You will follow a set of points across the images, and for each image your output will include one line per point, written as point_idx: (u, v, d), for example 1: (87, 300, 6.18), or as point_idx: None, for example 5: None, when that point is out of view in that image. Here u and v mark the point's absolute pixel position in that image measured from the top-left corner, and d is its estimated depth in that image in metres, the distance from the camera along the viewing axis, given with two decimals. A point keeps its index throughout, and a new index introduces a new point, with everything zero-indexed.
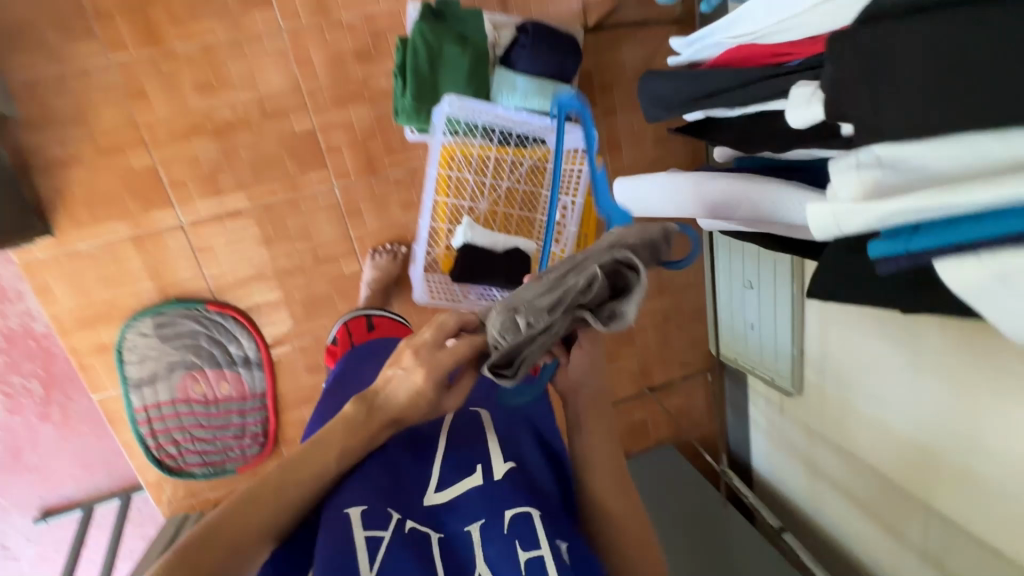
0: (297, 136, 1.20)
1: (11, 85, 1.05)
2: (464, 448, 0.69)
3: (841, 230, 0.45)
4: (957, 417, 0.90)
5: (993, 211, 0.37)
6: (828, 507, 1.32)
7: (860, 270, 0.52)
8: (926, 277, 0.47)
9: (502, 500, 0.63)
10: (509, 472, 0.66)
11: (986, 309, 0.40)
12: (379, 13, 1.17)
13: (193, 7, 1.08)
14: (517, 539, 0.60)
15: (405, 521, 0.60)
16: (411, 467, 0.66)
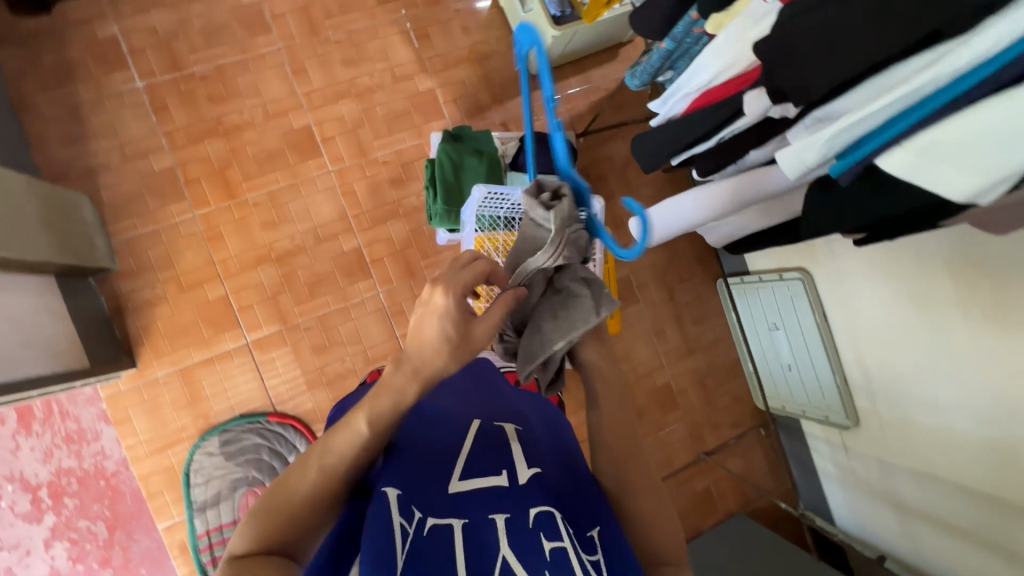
0: (345, 253, 1.39)
1: (117, 244, 1.29)
2: (492, 447, 0.60)
3: (805, 164, 0.59)
4: (1015, 390, 0.93)
5: (899, 113, 0.51)
6: (927, 551, 1.17)
7: (838, 202, 0.60)
8: (886, 187, 0.55)
9: (526, 498, 0.55)
10: (533, 476, 0.58)
11: (924, 179, 0.50)
12: (407, 149, 1.44)
13: (262, 166, 1.37)
14: (541, 533, 0.52)
15: (427, 515, 0.52)
16: (441, 453, 0.58)
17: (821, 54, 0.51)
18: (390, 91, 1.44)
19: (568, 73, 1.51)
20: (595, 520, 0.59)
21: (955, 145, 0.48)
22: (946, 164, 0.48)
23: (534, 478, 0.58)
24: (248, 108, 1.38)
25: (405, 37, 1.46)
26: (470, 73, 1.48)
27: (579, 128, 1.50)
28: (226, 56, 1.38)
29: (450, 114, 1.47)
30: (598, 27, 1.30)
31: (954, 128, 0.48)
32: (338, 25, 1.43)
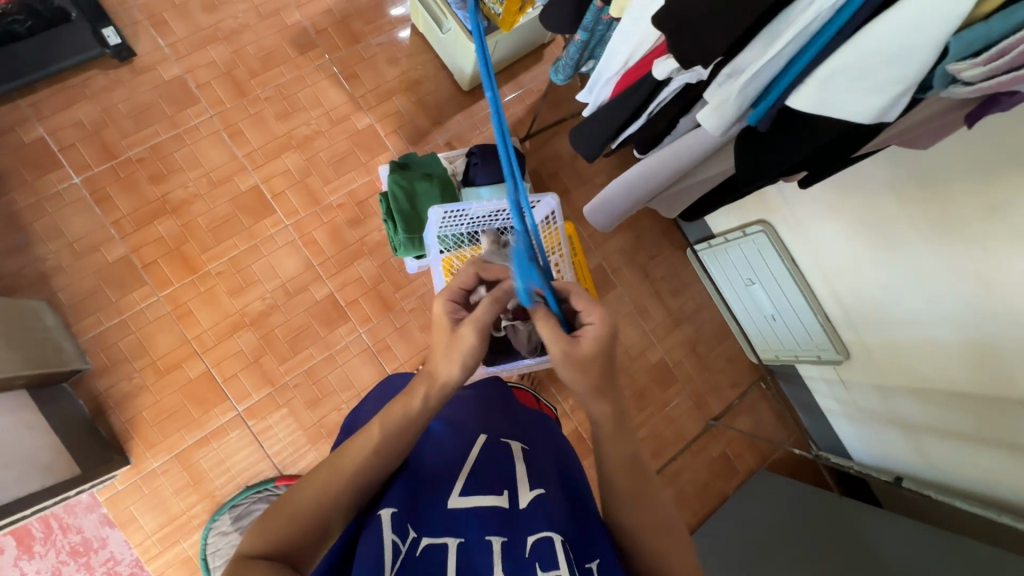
0: (319, 302, 1.38)
1: (85, 343, 1.27)
2: (496, 463, 0.61)
3: (725, 119, 0.61)
4: (982, 292, 0.97)
5: (797, 54, 0.54)
6: (942, 462, 1.21)
7: (763, 147, 0.63)
8: (803, 123, 0.58)
9: (525, 524, 0.54)
10: (537, 498, 0.57)
11: (834, 110, 0.53)
12: (358, 188, 1.44)
13: (218, 234, 1.36)
14: (537, 563, 0.50)
15: (422, 534, 0.53)
16: (442, 470, 0.59)
17: (713, 21, 0.53)
18: (330, 135, 1.45)
19: (499, 82, 1.54)
20: (594, 553, 0.55)
21: (850, 71, 0.51)
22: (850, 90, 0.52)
23: (535, 499, 0.57)
24: (191, 181, 1.37)
25: (334, 80, 1.48)
26: (404, 101, 1.50)
27: (522, 132, 1.53)
28: (159, 135, 1.37)
29: (394, 145, 1.48)
30: (517, 34, 1.34)
31: (845, 55, 0.50)
32: (265, 81, 1.44)
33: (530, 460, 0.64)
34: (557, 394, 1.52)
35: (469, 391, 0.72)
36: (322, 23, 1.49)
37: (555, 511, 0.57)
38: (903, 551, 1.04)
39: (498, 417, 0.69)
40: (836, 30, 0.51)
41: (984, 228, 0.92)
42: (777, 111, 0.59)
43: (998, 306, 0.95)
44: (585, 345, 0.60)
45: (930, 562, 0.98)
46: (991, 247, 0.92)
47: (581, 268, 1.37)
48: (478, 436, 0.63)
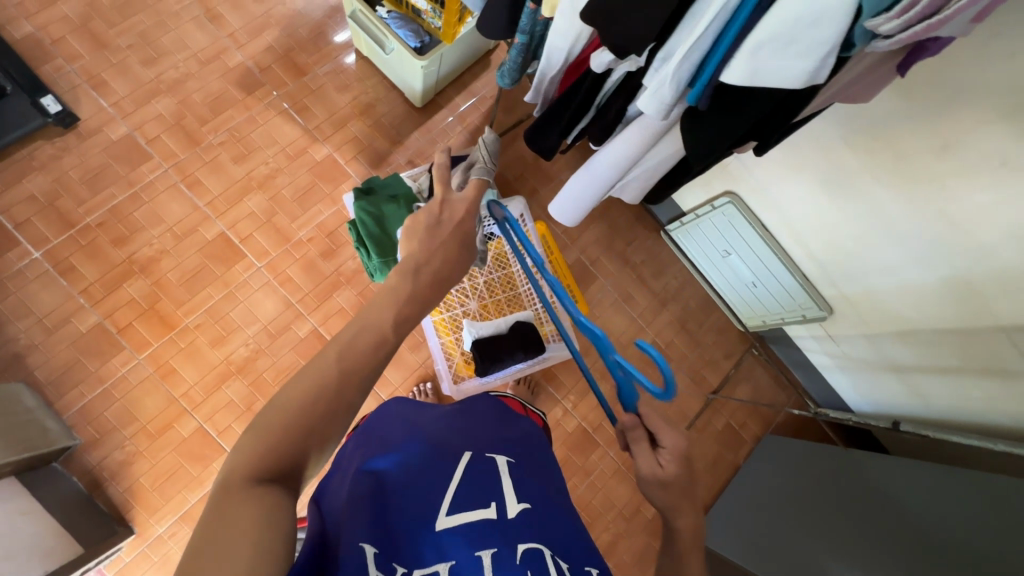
0: (304, 338, 1.36)
1: (70, 419, 1.23)
2: (483, 477, 0.59)
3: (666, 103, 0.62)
4: (948, 230, 1.00)
5: (724, 31, 0.54)
6: (938, 398, 1.24)
7: (708, 123, 0.63)
8: (742, 96, 0.59)
9: (514, 532, 0.54)
10: (523, 510, 0.57)
11: (768, 80, 0.54)
12: (327, 219, 1.44)
13: (191, 287, 1.34)
14: (530, 570, 0.51)
15: (411, 566, 0.49)
16: (426, 484, 0.56)
17: (641, 11, 0.54)
18: (291, 171, 1.44)
19: (451, 94, 1.55)
20: (591, 559, 0.57)
21: (779, 38, 0.51)
22: (779, 59, 0.52)
23: (522, 510, 0.57)
24: (156, 238, 1.35)
25: (286, 115, 1.47)
26: (360, 125, 1.50)
27: (482, 140, 1.53)
28: (116, 196, 1.35)
29: (356, 171, 1.47)
30: (460, 45, 1.34)
31: (770, 23, 0.51)
32: (216, 127, 1.43)
33: (518, 472, 0.62)
34: (556, 393, 1.53)
35: (450, 407, 0.72)
36: (265, 60, 1.48)
37: (543, 522, 0.57)
38: (922, 492, 1.05)
39: (477, 431, 0.67)
40: (756, 3, 0.52)
41: (944, 169, 0.94)
42: (715, 89, 0.60)
43: (964, 241, 0.99)
44: (667, 468, 0.62)
45: (949, 501, 0.99)
46: (949, 184, 0.95)
47: (559, 264, 1.37)
48: (464, 451, 0.61)
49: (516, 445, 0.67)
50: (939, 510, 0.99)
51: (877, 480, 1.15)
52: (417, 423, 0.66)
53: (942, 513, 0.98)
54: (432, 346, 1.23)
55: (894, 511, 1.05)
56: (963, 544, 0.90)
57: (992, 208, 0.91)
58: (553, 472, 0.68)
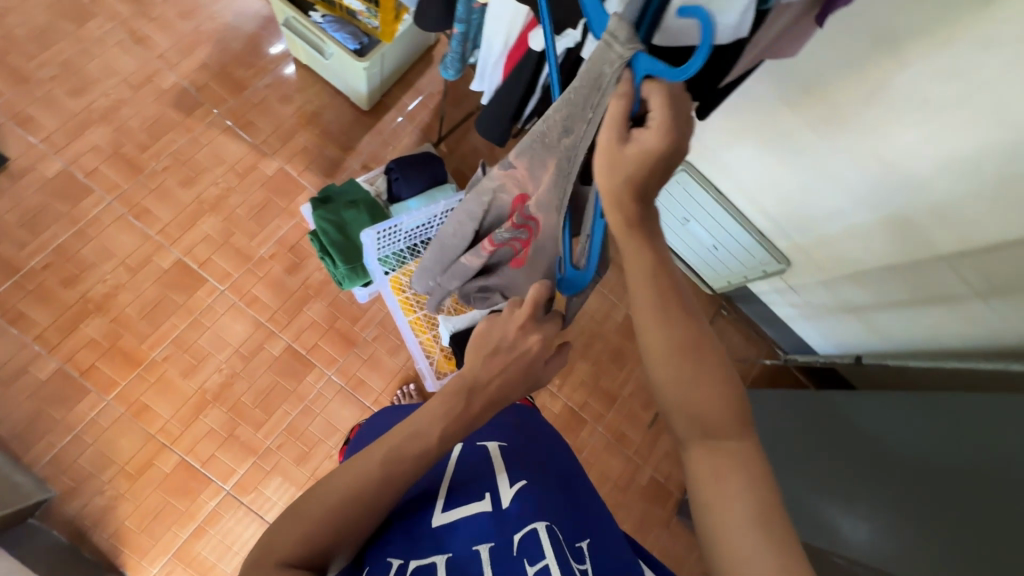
0: (279, 356, 1.34)
1: (43, 471, 1.18)
2: (472, 472, 0.61)
3: None
4: (882, 171, 1.06)
5: None
6: (894, 330, 1.31)
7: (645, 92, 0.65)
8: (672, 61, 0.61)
9: (507, 519, 0.55)
10: (517, 493, 0.58)
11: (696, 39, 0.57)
12: (286, 233, 1.41)
13: (153, 320, 1.30)
14: (524, 557, 0.52)
15: (409, 558, 0.52)
16: (423, 485, 0.60)
17: None
18: (243, 189, 1.41)
19: (397, 94, 1.54)
20: (583, 533, 0.58)
21: None
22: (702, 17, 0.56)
23: (516, 494, 0.58)
24: (109, 274, 1.30)
25: (230, 133, 1.43)
26: (308, 135, 1.47)
27: (434, 136, 1.53)
28: (59, 236, 1.29)
29: (310, 181, 1.45)
30: (400, 42, 1.34)
31: None
32: (158, 153, 1.38)
33: (510, 459, 0.64)
34: None
35: None
36: (201, 79, 1.44)
37: (539, 503, 0.58)
38: (895, 421, 1.10)
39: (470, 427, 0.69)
40: None
41: (876, 113, 0.99)
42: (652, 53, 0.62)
43: (899, 179, 1.05)
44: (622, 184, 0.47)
45: (915, 422, 1.06)
46: (878, 127, 1.01)
47: None
48: (453, 450, 0.64)
49: (509, 437, 0.69)
50: (911, 436, 1.05)
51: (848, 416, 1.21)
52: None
53: (909, 436, 1.05)
54: (410, 346, 1.22)
55: (873, 439, 1.11)
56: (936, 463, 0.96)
57: (919, 144, 0.98)
58: (551, 454, 0.70)
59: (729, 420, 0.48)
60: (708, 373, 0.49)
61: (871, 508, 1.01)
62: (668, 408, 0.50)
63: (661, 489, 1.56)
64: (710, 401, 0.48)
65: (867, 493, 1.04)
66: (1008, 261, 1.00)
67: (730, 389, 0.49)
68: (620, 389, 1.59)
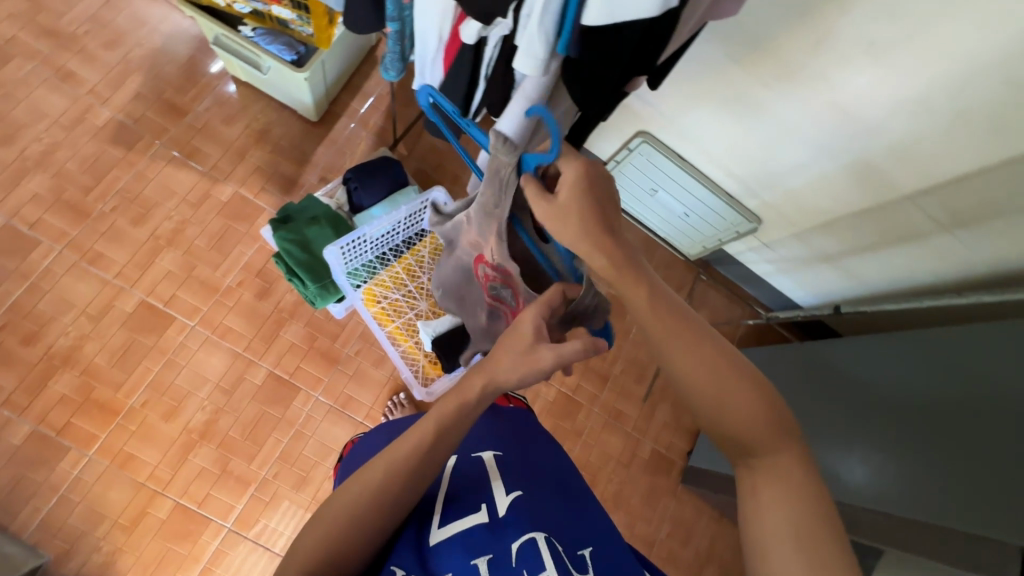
0: (262, 384, 1.31)
1: (33, 537, 1.15)
2: (469, 482, 0.61)
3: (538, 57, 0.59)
4: (838, 119, 1.06)
5: None
6: (869, 274, 1.33)
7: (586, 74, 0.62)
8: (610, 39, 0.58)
9: (506, 531, 0.55)
10: (513, 502, 0.58)
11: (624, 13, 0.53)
12: (251, 258, 1.37)
13: (125, 366, 1.25)
14: (525, 569, 0.52)
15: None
16: (420, 498, 0.60)
17: None
18: (199, 219, 1.36)
19: (346, 100, 1.49)
20: (584, 540, 0.59)
21: None
22: None
23: (512, 503, 0.58)
24: (70, 325, 1.25)
25: (176, 163, 1.37)
26: (259, 154, 1.42)
27: (390, 139, 1.49)
28: (11, 294, 1.23)
29: (268, 202, 1.40)
30: (339, 47, 1.29)
31: None
32: (103, 193, 1.32)
33: (506, 465, 0.64)
34: None
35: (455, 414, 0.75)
36: (137, 110, 1.38)
37: (535, 511, 0.58)
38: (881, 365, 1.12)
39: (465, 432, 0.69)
40: None
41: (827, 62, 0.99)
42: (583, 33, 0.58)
43: (855, 125, 1.05)
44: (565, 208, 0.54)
45: (902, 361, 1.08)
46: (829, 76, 1.00)
47: None
48: (448, 460, 0.63)
49: (502, 440, 0.69)
50: (899, 376, 1.06)
51: (834, 364, 1.23)
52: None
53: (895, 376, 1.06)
54: (390, 356, 1.20)
55: (863, 385, 1.13)
56: (926, 399, 0.98)
57: (871, 88, 0.98)
58: (547, 454, 0.71)
59: (767, 437, 0.53)
60: (744, 394, 0.54)
61: (866, 452, 1.03)
62: (714, 435, 0.56)
63: (664, 460, 1.58)
64: (748, 418, 0.54)
65: (861, 437, 1.05)
66: (971, 191, 1.02)
67: (767, 405, 0.54)
68: (611, 367, 1.59)
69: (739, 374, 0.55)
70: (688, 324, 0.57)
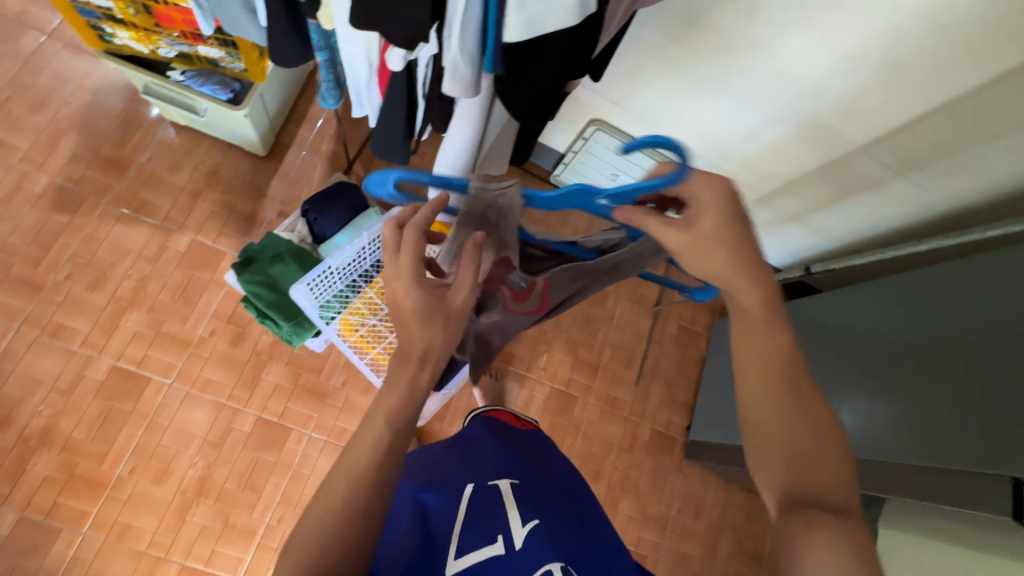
0: (251, 431, 1.29)
1: None
2: (485, 511, 0.64)
3: (464, 81, 0.56)
4: (783, 84, 1.07)
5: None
6: (835, 227, 1.36)
7: (521, 87, 0.60)
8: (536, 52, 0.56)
9: (523, 562, 0.60)
10: (528, 533, 0.63)
11: (543, 29, 0.51)
12: (219, 305, 1.33)
13: (106, 436, 1.22)
14: None
15: None
16: (440, 517, 0.61)
17: None
18: (159, 273, 1.32)
19: (293, 129, 1.46)
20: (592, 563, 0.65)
21: None
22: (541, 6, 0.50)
23: (527, 534, 0.63)
24: (41, 403, 1.20)
25: (126, 220, 1.33)
26: (212, 197, 1.38)
27: (344, 163, 1.46)
28: None
29: (229, 245, 1.37)
30: (276, 77, 1.25)
31: None
32: (54, 262, 1.27)
33: (519, 497, 0.68)
34: (521, 370, 1.54)
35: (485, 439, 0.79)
36: (76, 171, 1.33)
37: (548, 540, 0.63)
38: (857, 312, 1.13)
39: (484, 463, 0.73)
40: None
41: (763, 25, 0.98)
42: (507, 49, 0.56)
43: (800, 87, 1.06)
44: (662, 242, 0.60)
45: None
46: (767, 43, 1.01)
47: None
48: (469, 486, 0.66)
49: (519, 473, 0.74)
50: (876, 318, 1.07)
51: (815, 316, 1.24)
52: (451, 453, 0.74)
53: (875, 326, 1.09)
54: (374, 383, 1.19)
55: (846, 331, 1.13)
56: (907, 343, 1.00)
57: (809, 48, 0.99)
58: (555, 485, 0.76)
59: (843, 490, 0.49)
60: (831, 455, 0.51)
61: (858, 399, 1.03)
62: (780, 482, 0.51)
63: (665, 439, 1.59)
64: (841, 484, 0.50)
65: (852, 384, 1.06)
66: (920, 133, 1.03)
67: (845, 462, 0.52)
68: (600, 356, 1.60)
69: (842, 445, 0.52)
70: (794, 376, 0.55)
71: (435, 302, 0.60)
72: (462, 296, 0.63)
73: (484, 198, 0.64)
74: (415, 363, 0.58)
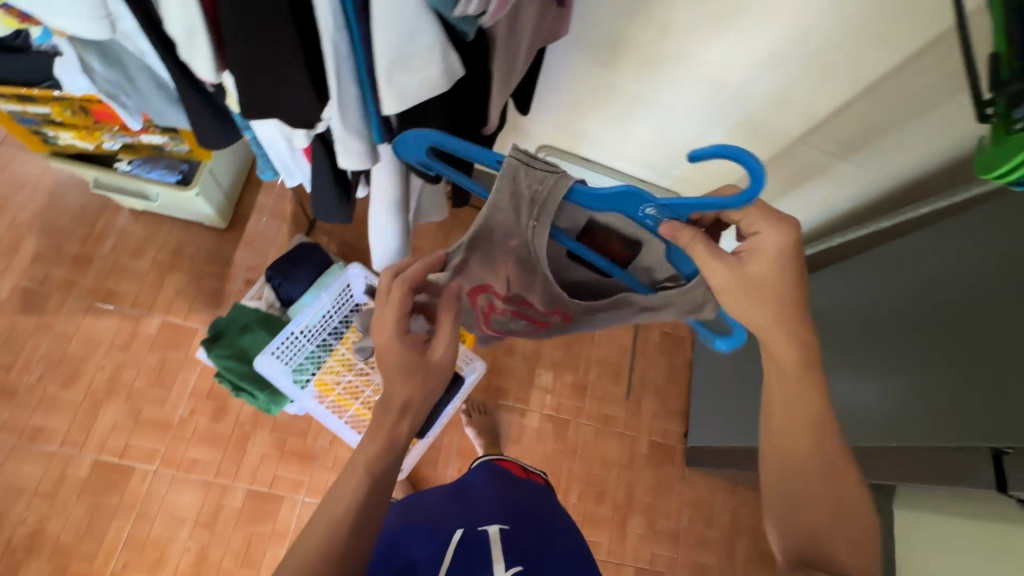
0: (242, 505, 1.27)
1: None
2: (473, 555, 0.65)
3: (358, 150, 0.59)
4: (709, 90, 1.09)
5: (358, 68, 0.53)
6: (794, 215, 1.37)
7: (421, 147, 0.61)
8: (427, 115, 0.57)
9: None
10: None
11: (412, 98, 0.51)
12: (197, 382, 1.33)
13: (95, 533, 1.20)
14: None
15: None
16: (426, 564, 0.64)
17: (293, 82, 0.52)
18: (133, 359, 1.32)
19: (251, 197, 1.48)
20: None
21: (392, 61, 0.49)
22: (404, 78, 0.50)
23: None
24: (27, 509, 1.19)
25: (95, 311, 1.33)
26: (178, 277, 1.39)
27: (305, 224, 1.48)
28: None
29: (200, 321, 1.37)
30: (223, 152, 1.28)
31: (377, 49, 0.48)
32: (27, 364, 1.27)
33: (508, 541, 0.68)
34: (510, 401, 1.53)
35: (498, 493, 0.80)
36: (40, 271, 1.34)
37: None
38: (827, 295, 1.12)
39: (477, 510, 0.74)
40: (360, 34, 0.50)
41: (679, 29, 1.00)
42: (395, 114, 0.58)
43: (726, 91, 1.09)
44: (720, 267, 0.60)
45: None
46: (686, 55, 1.04)
47: None
48: (460, 534, 0.68)
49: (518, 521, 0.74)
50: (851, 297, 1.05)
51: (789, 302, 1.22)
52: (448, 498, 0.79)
53: None
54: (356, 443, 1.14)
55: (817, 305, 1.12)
56: None
57: (726, 54, 1.01)
58: (553, 534, 0.76)
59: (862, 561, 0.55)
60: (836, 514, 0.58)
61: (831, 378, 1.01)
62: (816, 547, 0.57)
63: (665, 449, 1.57)
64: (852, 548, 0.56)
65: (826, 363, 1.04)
66: (850, 118, 1.06)
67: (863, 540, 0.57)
68: (587, 375, 1.59)
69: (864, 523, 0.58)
70: (824, 448, 0.59)
71: (415, 360, 0.64)
72: (443, 351, 0.67)
73: (521, 190, 0.58)
74: (395, 412, 0.63)
